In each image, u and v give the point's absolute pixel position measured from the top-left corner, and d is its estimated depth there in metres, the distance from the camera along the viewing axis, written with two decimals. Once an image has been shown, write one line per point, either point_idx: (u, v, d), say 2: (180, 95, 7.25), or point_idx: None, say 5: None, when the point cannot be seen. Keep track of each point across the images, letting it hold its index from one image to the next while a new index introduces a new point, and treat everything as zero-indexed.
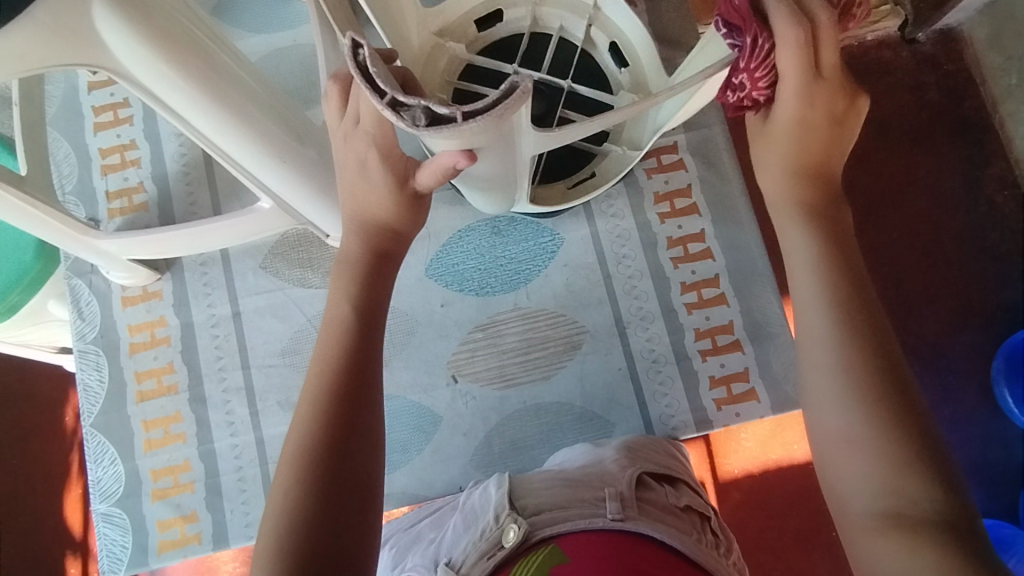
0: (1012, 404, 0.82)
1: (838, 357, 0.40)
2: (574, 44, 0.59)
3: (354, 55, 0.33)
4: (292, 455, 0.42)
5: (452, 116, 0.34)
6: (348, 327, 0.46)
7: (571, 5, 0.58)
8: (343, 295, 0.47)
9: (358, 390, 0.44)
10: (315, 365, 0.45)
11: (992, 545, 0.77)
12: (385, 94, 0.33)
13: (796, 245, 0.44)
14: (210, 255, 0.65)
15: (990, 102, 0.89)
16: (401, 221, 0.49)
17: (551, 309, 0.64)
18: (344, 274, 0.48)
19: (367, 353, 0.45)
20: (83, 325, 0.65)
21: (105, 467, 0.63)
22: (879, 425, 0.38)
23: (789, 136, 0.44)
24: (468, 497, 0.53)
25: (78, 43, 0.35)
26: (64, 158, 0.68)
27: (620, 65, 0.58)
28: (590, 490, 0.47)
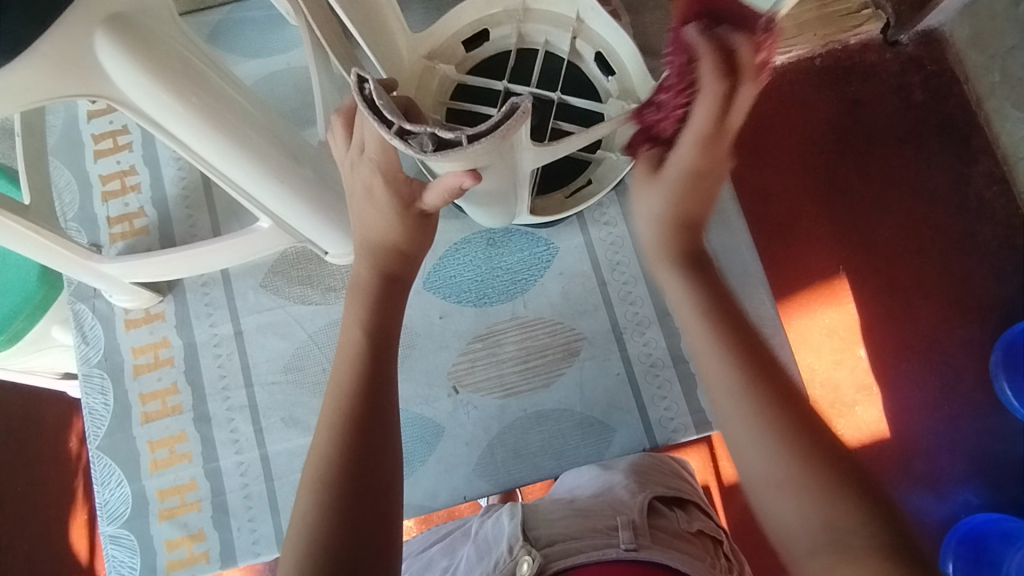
0: (1011, 396, 0.83)
1: (752, 410, 0.39)
2: (560, 57, 0.60)
3: (360, 90, 0.35)
4: (310, 477, 0.42)
5: (458, 140, 0.36)
6: (362, 344, 0.47)
7: (555, 18, 0.59)
8: (355, 316, 0.49)
9: (374, 410, 0.45)
10: (331, 388, 0.46)
11: (998, 538, 0.79)
12: (393, 123, 0.35)
13: (686, 313, 0.43)
14: (212, 276, 0.66)
15: (974, 99, 0.90)
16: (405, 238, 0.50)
17: (548, 317, 0.65)
18: (356, 298, 0.50)
19: (382, 370, 0.47)
20: (88, 348, 0.66)
21: (112, 489, 0.63)
22: (810, 470, 0.37)
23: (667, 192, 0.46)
24: (480, 525, 0.54)
25: (80, 74, 0.36)
26: (65, 186, 0.70)
27: (607, 73, 0.59)
28: (600, 519, 0.49)
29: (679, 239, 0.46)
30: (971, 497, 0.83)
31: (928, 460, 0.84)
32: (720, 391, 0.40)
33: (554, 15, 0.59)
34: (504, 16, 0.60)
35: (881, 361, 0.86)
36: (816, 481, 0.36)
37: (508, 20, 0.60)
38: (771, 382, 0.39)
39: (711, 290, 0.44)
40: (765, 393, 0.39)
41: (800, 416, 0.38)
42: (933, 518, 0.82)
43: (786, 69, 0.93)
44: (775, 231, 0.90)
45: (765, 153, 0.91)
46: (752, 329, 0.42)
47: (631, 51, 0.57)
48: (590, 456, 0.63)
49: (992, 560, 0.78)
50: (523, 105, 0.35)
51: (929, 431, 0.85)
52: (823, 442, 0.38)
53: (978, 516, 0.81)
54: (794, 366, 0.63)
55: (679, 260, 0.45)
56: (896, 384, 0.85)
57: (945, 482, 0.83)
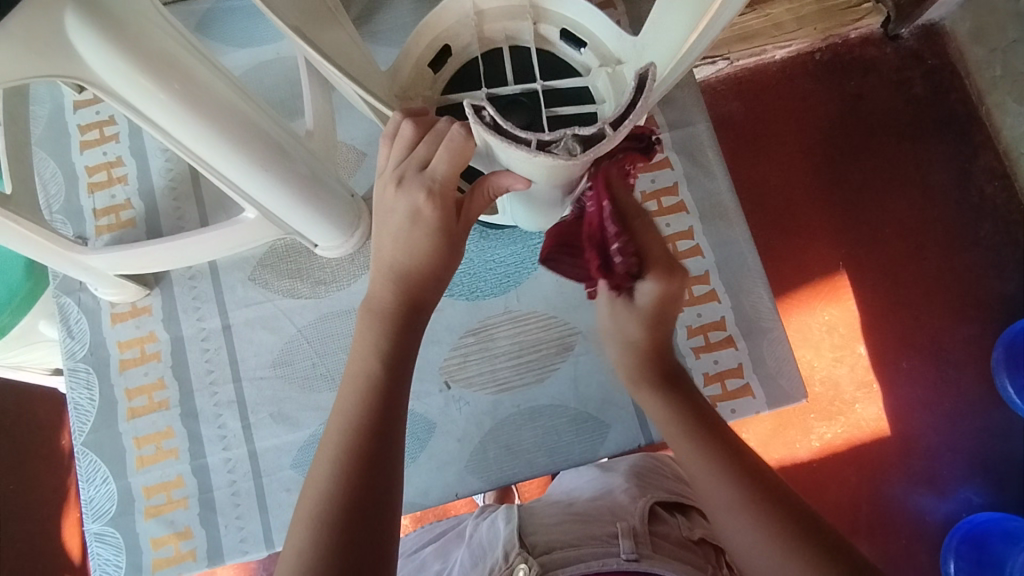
0: (1013, 393, 0.82)
1: (738, 506, 0.43)
2: (527, 48, 0.52)
3: (479, 117, 0.37)
4: (307, 514, 0.41)
5: (601, 131, 0.36)
6: (378, 380, 0.45)
7: (509, 11, 0.51)
8: (370, 345, 0.46)
9: (381, 452, 0.43)
10: (337, 419, 0.44)
11: (1000, 537, 0.79)
12: (531, 140, 0.36)
13: (675, 435, 0.48)
14: (199, 269, 0.65)
15: (976, 94, 0.89)
16: (437, 264, 0.47)
17: (542, 311, 0.64)
18: (370, 322, 0.47)
19: (390, 413, 0.44)
20: (73, 342, 0.65)
21: (97, 486, 0.62)
22: (794, 549, 0.41)
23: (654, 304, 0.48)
24: (474, 529, 0.54)
25: (52, 55, 0.35)
26: (51, 177, 0.69)
27: (579, 46, 0.51)
28: (600, 526, 0.48)
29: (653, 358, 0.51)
30: (973, 495, 0.83)
31: (928, 458, 0.84)
32: (713, 494, 0.44)
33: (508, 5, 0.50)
34: (457, 26, 0.51)
35: (882, 359, 0.86)
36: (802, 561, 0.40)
37: (465, 28, 0.51)
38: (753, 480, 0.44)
39: (692, 411, 0.49)
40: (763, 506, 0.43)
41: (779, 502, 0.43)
42: (935, 517, 0.83)
43: (786, 64, 0.92)
44: (772, 228, 0.90)
45: (761, 150, 0.91)
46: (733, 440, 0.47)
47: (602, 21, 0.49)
48: (583, 453, 0.61)
49: (996, 561, 0.78)
50: (653, 73, 0.35)
51: (929, 428, 0.85)
52: (803, 525, 0.42)
53: (980, 515, 0.81)
54: (793, 362, 0.62)
55: (658, 379, 0.51)
56: (895, 381, 0.86)
57: (946, 481, 0.83)
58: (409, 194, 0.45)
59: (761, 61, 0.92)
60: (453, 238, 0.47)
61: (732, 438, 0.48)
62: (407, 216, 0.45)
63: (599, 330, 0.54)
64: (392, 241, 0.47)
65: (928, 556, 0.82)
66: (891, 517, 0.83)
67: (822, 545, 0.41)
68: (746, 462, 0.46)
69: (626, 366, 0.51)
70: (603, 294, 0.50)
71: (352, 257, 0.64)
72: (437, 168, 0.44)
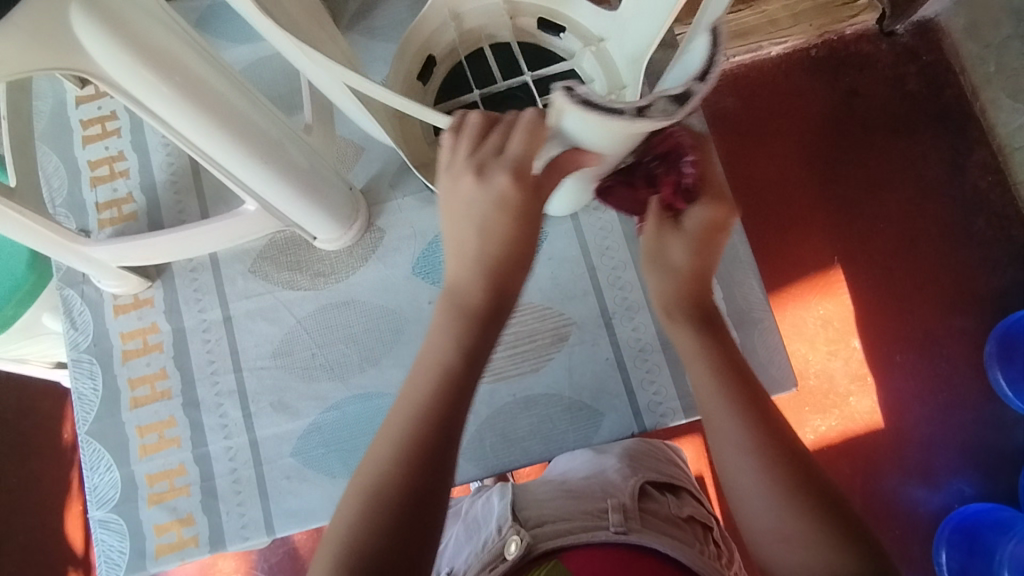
0: (1005, 385, 0.84)
1: (749, 455, 0.44)
2: (507, 42, 0.55)
3: (570, 96, 0.35)
4: (358, 487, 0.42)
5: (691, 90, 0.34)
6: (453, 370, 0.44)
7: (486, 10, 0.52)
8: (450, 338, 0.45)
9: (444, 441, 0.43)
10: (404, 404, 0.44)
11: (991, 527, 0.80)
12: (625, 109, 0.35)
13: (704, 381, 0.48)
14: (200, 261, 0.66)
15: (969, 90, 0.91)
16: (520, 249, 0.47)
17: (538, 302, 0.65)
18: (448, 311, 0.47)
19: (458, 406, 0.44)
20: (77, 334, 0.66)
21: (101, 474, 0.63)
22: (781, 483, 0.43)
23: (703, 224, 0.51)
24: (470, 505, 0.56)
25: (57, 49, 0.37)
26: (54, 172, 0.70)
27: (558, 32, 0.53)
28: (592, 502, 0.49)
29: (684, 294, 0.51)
30: (966, 486, 0.84)
31: (922, 450, 0.85)
32: (726, 435, 0.45)
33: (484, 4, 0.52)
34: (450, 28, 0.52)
35: (874, 352, 0.87)
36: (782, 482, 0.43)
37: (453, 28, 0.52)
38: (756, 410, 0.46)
39: (721, 353, 0.49)
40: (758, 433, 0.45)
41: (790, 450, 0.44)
42: (927, 507, 0.84)
43: (782, 60, 0.93)
44: (767, 221, 0.91)
45: (756, 145, 0.92)
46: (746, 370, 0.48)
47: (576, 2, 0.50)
48: (578, 441, 0.63)
49: (985, 549, 0.80)
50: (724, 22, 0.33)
51: (922, 419, 0.86)
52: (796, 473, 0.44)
53: (972, 506, 0.82)
54: (784, 352, 0.63)
55: (687, 311, 0.51)
56: (888, 373, 0.87)
57: (939, 472, 0.84)
58: (493, 180, 0.44)
59: (756, 58, 0.93)
60: (533, 219, 0.47)
61: (757, 386, 0.47)
62: (492, 203, 0.45)
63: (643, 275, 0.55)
64: (477, 232, 0.46)
65: (920, 544, 0.84)
66: (884, 506, 0.84)
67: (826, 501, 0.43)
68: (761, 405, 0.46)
69: (666, 292, 0.52)
70: (651, 233, 0.52)
71: (351, 250, 0.66)
72: (511, 148, 0.43)
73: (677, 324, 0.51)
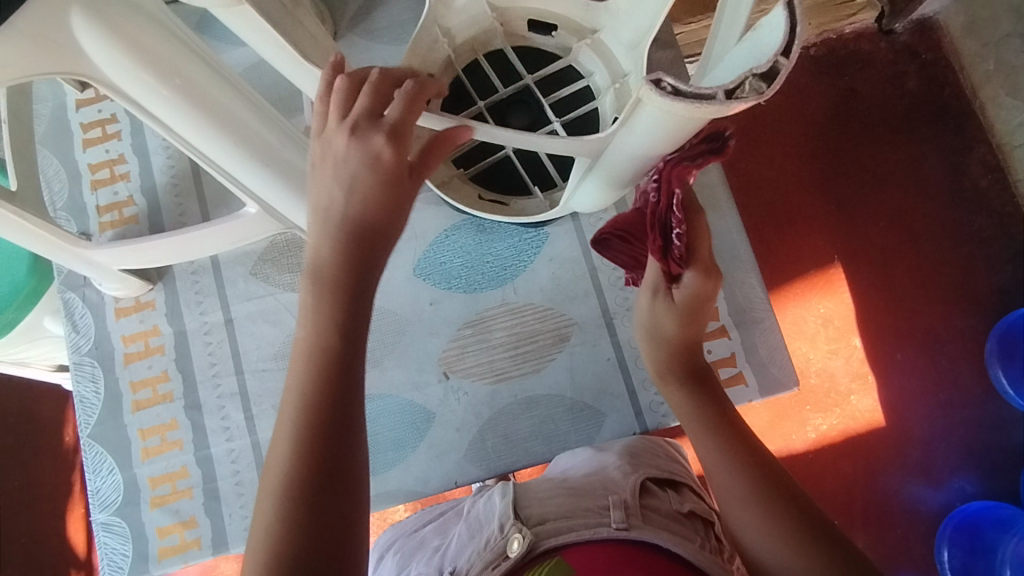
0: (1006, 383, 0.84)
1: (740, 488, 0.47)
2: (500, 50, 0.57)
3: (659, 87, 0.37)
4: (273, 484, 0.39)
5: (776, 65, 0.33)
6: (332, 349, 0.41)
7: (474, 21, 0.54)
8: (323, 317, 0.42)
9: (345, 420, 0.40)
10: (291, 386, 0.42)
11: (993, 525, 0.80)
12: (715, 93, 0.35)
13: (696, 428, 0.52)
14: (201, 263, 0.66)
15: (969, 87, 0.91)
16: (382, 218, 0.43)
17: (539, 303, 0.65)
18: (318, 287, 0.42)
19: (343, 385, 0.41)
20: (78, 337, 0.66)
21: (103, 477, 0.63)
22: (772, 509, 0.46)
23: (661, 312, 0.52)
24: (471, 504, 0.55)
25: (56, 53, 0.36)
26: (54, 175, 0.70)
27: (549, 30, 0.55)
28: (592, 499, 0.49)
29: (676, 356, 0.54)
30: (966, 484, 0.84)
31: (923, 448, 0.85)
32: (717, 474, 0.49)
33: (472, 18, 0.54)
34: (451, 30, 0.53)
35: (876, 350, 0.87)
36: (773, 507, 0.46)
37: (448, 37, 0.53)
38: (739, 437, 0.50)
39: (708, 402, 0.52)
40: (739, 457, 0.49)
41: (770, 473, 0.48)
42: (930, 505, 0.84)
43: None
44: (768, 221, 0.91)
45: (756, 145, 0.92)
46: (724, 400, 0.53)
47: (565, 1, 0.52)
48: (580, 441, 0.63)
49: (987, 547, 0.80)
50: None
51: (923, 418, 0.86)
52: (785, 496, 0.47)
53: (973, 504, 0.82)
54: (785, 351, 0.64)
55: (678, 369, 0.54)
56: (889, 371, 0.87)
57: (940, 470, 0.84)
58: (364, 143, 0.42)
59: None
60: (400, 192, 0.43)
61: (739, 424, 0.51)
62: (361, 165, 0.42)
63: (637, 324, 0.55)
64: (344, 194, 0.43)
65: (922, 542, 0.84)
66: (886, 504, 0.84)
67: (808, 516, 0.46)
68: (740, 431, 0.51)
69: (659, 360, 0.54)
70: (643, 295, 0.53)
71: None
72: (389, 114, 0.42)
73: (665, 378, 0.54)
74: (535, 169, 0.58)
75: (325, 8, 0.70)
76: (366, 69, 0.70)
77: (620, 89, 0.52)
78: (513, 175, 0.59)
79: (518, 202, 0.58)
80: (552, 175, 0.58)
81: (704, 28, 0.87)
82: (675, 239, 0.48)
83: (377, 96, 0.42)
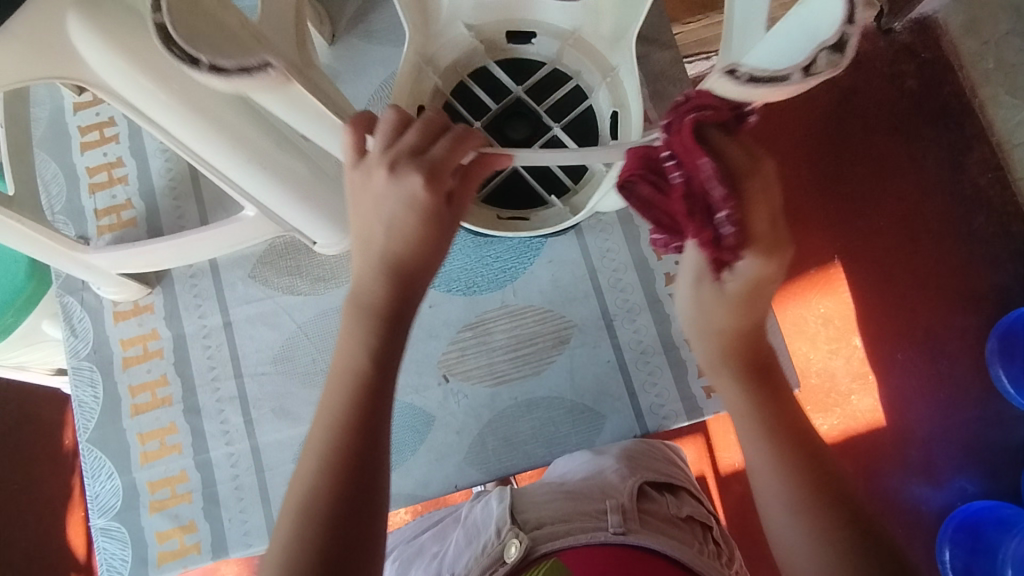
0: (1007, 382, 0.84)
1: (793, 517, 0.39)
2: (482, 67, 0.58)
3: (734, 79, 0.34)
4: (291, 511, 0.39)
5: (844, 33, 0.32)
6: (367, 376, 0.41)
7: (456, 41, 0.57)
8: (359, 341, 0.42)
9: (373, 450, 0.40)
10: (322, 411, 0.42)
11: (994, 525, 0.80)
12: (792, 72, 0.32)
13: (747, 434, 0.42)
14: (200, 267, 0.66)
15: (969, 86, 0.90)
16: (425, 251, 0.44)
17: (539, 305, 0.65)
18: (356, 317, 0.43)
19: (376, 412, 0.41)
20: (77, 341, 0.66)
21: (102, 482, 0.63)
22: (839, 549, 0.37)
23: (715, 308, 0.42)
24: (469, 510, 0.55)
25: (53, 57, 0.36)
26: (52, 179, 0.70)
27: (527, 39, 0.58)
28: (590, 503, 0.49)
29: (735, 352, 0.43)
30: (968, 484, 0.84)
31: (924, 448, 0.85)
32: (770, 495, 0.40)
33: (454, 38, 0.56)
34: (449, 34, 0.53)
35: (876, 350, 0.87)
36: (841, 547, 0.37)
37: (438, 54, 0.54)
38: (804, 456, 0.40)
39: (773, 407, 0.42)
40: (803, 481, 0.39)
41: (841, 502, 0.39)
42: (931, 505, 0.84)
43: None
44: None
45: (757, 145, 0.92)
46: (791, 405, 0.42)
47: (544, 8, 0.56)
48: (580, 443, 0.62)
49: (988, 547, 0.80)
50: None
51: (924, 418, 0.86)
52: (859, 534, 0.38)
53: (974, 504, 0.82)
54: (786, 354, 0.63)
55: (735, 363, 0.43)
56: (890, 371, 0.87)
57: (941, 470, 0.84)
58: (402, 179, 0.41)
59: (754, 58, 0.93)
60: (442, 225, 0.43)
61: (809, 436, 0.42)
62: (401, 204, 0.41)
63: (687, 317, 0.45)
64: (384, 230, 0.43)
65: (924, 542, 0.84)
66: (887, 504, 0.84)
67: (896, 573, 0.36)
68: (806, 444, 0.41)
69: (710, 354, 0.44)
70: (691, 282, 0.43)
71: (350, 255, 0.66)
72: (433, 150, 0.41)
73: (719, 373, 0.44)
74: (547, 181, 0.58)
75: (324, 10, 0.70)
76: (365, 72, 0.70)
77: (612, 83, 0.55)
78: (527, 192, 0.59)
79: (538, 213, 0.58)
80: (563, 181, 0.58)
81: (704, 27, 0.87)
82: (723, 225, 0.36)
83: (424, 131, 0.42)
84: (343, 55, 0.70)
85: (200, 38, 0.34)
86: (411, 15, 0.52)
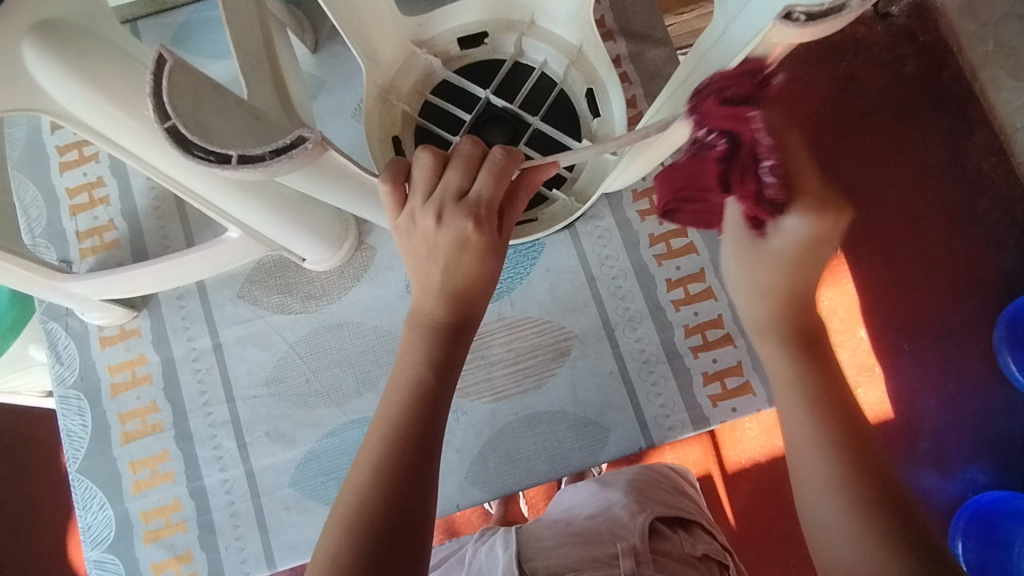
0: (1015, 369, 0.81)
1: (833, 481, 0.42)
2: (442, 82, 0.57)
3: (791, 19, 0.30)
4: (340, 516, 0.41)
5: None
6: (428, 388, 0.44)
7: (407, 61, 0.56)
8: (421, 355, 0.45)
9: (425, 459, 0.42)
10: (379, 417, 0.44)
11: (1008, 517, 0.78)
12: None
13: (786, 390, 0.46)
14: (187, 288, 0.64)
15: (968, 69, 0.88)
16: (481, 279, 0.44)
17: (537, 316, 0.63)
18: (418, 336, 0.45)
19: (432, 421, 0.43)
20: (63, 368, 0.64)
21: (94, 512, 0.61)
22: (868, 513, 0.40)
23: (748, 268, 0.46)
24: (474, 554, 0.54)
25: (10, 88, 0.34)
26: (32, 201, 0.68)
27: (479, 41, 0.57)
28: (601, 547, 0.47)
29: (777, 316, 0.47)
30: (979, 474, 0.82)
31: (934, 440, 0.83)
32: (810, 457, 0.43)
33: (405, 58, 0.56)
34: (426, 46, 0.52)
35: (882, 342, 0.85)
36: (865, 505, 0.40)
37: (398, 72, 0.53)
38: (841, 416, 0.44)
39: (813, 366, 0.46)
40: (838, 437, 0.43)
41: (882, 487, 0.41)
42: (942, 497, 0.82)
43: None
44: None
45: None
46: (828, 363, 0.46)
47: (489, 5, 0.55)
48: (584, 458, 0.61)
49: (1003, 540, 0.78)
50: None
51: (932, 409, 0.84)
52: (885, 496, 0.41)
53: (986, 494, 0.80)
54: None
55: (777, 327, 0.47)
56: (895, 363, 0.85)
57: (952, 461, 0.83)
58: (453, 226, 0.41)
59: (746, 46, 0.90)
60: (498, 254, 0.44)
61: (850, 405, 0.45)
62: (453, 246, 0.42)
63: (729, 277, 0.50)
64: (437, 265, 0.43)
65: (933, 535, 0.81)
66: None
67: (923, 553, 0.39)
68: (841, 403, 0.45)
69: (749, 309, 0.48)
70: (727, 244, 0.47)
71: (341, 270, 0.63)
72: (478, 191, 0.40)
73: (762, 333, 0.48)
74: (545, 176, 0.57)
75: (305, 18, 0.67)
76: (351, 81, 0.67)
77: (578, 62, 0.55)
78: None
79: (546, 212, 0.56)
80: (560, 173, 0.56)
81: (696, 17, 0.84)
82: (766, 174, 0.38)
83: (466, 168, 0.41)
84: (327, 64, 0.68)
85: (214, 132, 0.32)
86: (363, 49, 0.50)
